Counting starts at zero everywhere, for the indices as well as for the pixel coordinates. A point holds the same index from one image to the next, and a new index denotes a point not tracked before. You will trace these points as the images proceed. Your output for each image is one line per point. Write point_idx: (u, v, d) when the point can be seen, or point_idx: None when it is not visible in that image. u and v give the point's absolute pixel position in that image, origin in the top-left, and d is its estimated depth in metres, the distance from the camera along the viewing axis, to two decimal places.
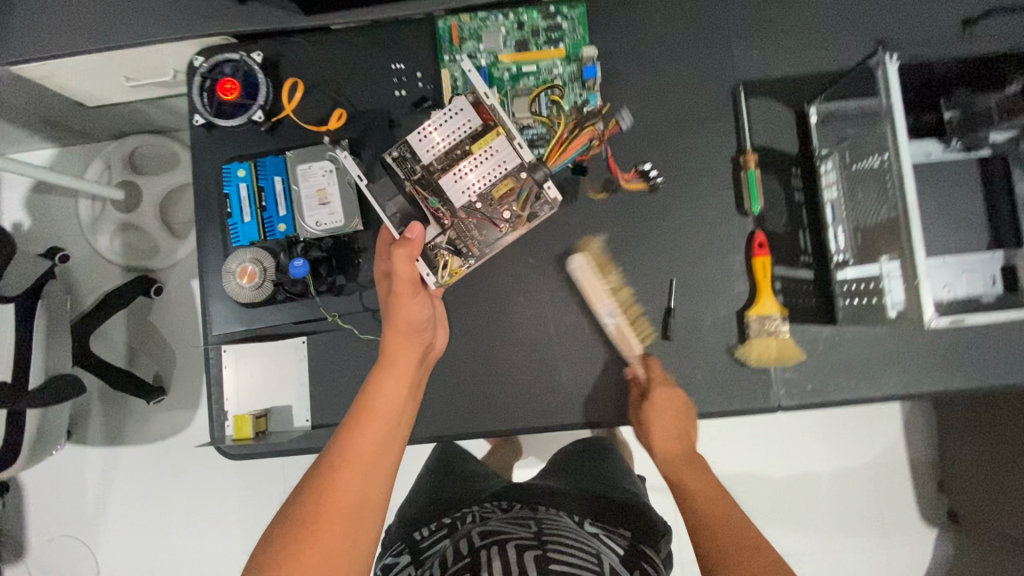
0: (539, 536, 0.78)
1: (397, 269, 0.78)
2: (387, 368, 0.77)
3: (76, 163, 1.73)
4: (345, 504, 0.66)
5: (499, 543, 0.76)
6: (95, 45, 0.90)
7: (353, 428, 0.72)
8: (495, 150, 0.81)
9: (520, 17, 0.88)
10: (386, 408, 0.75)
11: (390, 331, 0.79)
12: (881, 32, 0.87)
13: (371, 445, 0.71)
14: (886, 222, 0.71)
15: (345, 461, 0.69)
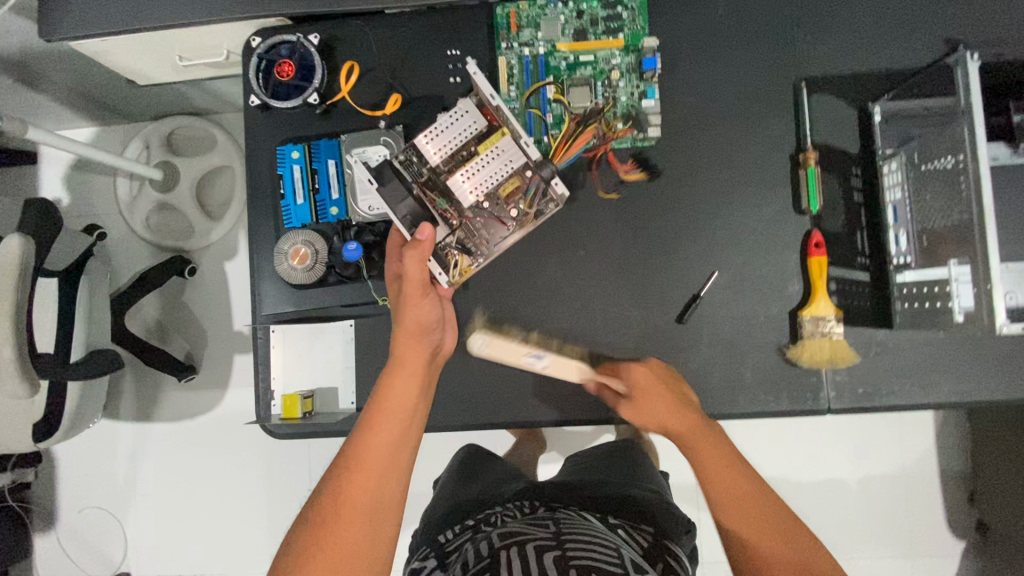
0: (558, 536, 0.71)
1: (407, 271, 0.77)
2: (400, 367, 0.77)
3: (115, 142, 1.75)
4: (362, 503, 0.68)
5: (517, 544, 0.69)
6: (155, 22, 0.90)
7: (366, 429, 0.73)
8: (501, 150, 0.80)
9: (579, 5, 0.87)
10: (397, 408, 0.75)
11: (400, 330, 0.79)
12: (952, 30, 0.85)
13: (386, 446, 0.72)
14: (957, 224, 0.70)
15: (359, 463, 0.70)
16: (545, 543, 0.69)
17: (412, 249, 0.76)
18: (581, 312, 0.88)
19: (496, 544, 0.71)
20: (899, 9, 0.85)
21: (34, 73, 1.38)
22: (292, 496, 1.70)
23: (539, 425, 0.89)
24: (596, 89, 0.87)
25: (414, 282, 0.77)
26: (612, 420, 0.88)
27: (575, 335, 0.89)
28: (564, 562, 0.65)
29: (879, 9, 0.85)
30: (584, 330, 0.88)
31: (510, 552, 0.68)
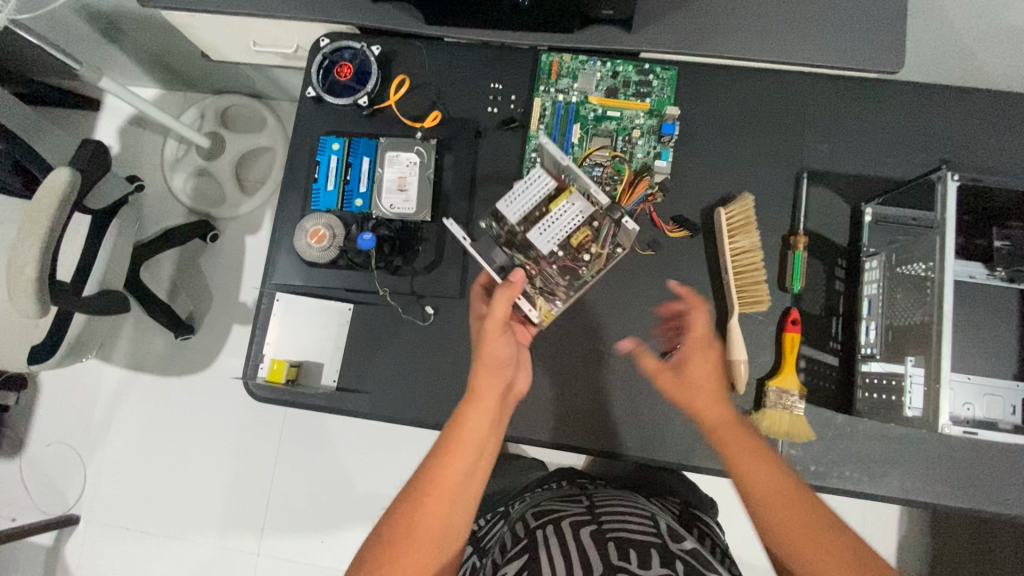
0: (592, 511, 0.84)
1: (493, 308, 0.80)
2: (479, 401, 0.75)
3: (175, 106, 1.88)
4: (430, 534, 0.66)
5: (554, 522, 0.81)
6: (243, 10, 1.02)
7: (442, 458, 0.70)
8: (573, 203, 0.87)
9: (616, 67, 0.97)
10: (474, 438, 0.72)
11: (483, 363, 0.78)
12: (948, 154, 0.93)
13: (461, 479, 0.70)
14: (919, 324, 0.76)
15: (432, 493, 0.68)
16: (579, 518, 0.81)
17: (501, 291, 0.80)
18: (563, 341, 0.94)
19: (533, 524, 0.82)
20: (902, 127, 0.94)
21: (122, 31, 1.52)
22: (256, 471, 1.72)
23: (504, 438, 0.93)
24: (616, 143, 0.96)
25: (496, 319, 0.80)
26: (573, 448, 0.92)
27: (555, 361, 0.94)
28: (599, 529, 0.78)
29: (884, 122, 0.94)
30: (564, 357, 0.93)
31: (547, 529, 0.79)
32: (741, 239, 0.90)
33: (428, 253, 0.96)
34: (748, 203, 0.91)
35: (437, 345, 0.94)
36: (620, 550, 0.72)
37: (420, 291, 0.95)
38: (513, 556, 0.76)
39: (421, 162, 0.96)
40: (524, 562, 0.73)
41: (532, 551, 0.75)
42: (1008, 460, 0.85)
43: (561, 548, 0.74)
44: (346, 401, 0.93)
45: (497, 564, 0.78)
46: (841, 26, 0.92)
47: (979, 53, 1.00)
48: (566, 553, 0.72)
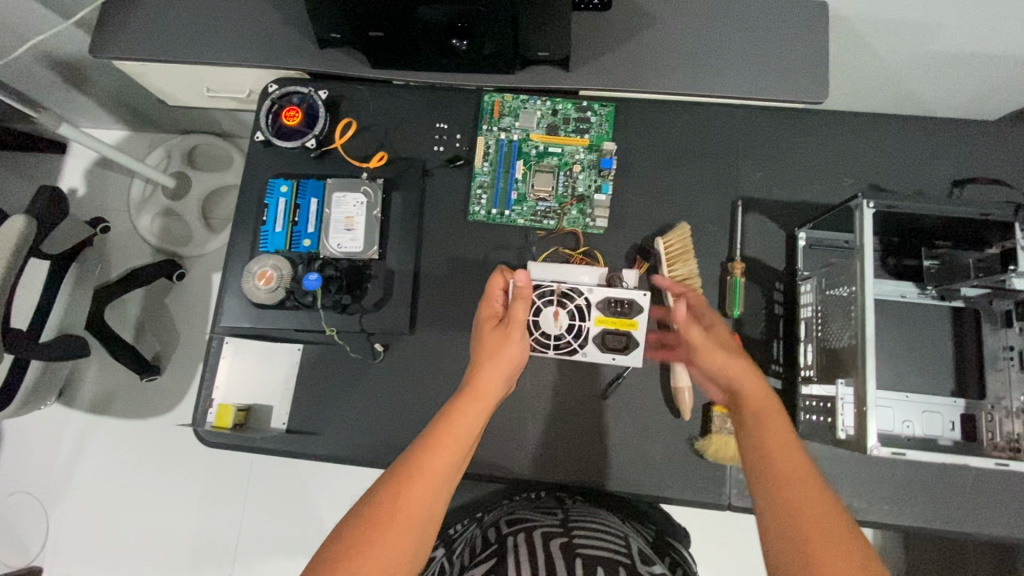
0: (566, 524, 0.83)
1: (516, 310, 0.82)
2: (476, 396, 0.76)
3: (141, 147, 1.90)
4: (411, 521, 0.64)
5: (526, 531, 0.81)
6: (194, 59, 1.05)
7: (428, 448, 0.70)
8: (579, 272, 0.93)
9: (556, 105, 1.01)
10: (466, 435, 0.72)
11: (490, 360, 0.79)
12: (876, 178, 0.97)
13: (446, 469, 0.69)
14: (847, 346, 0.79)
15: (419, 478, 0.67)
16: (551, 530, 0.81)
17: (517, 297, 0.84)
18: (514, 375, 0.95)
19: (504, 531, 0.83)
20: (831, 153, 0.98)
21: (86, 78, 1.54)
22: (224, 513, 1.69)
23: None
24: (558, 178, 0.98)
25: (518, 319, 0.83)
26: (525, 481, 0.92)
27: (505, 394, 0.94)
28: (569, 544, 0.77)
29: (813, 150, 0.98)
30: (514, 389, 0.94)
31: (518, 538, 0.80)
32: (679, 267, 0.93)
33: (376, 291, 0.97)
34: (685, 233, 0.94)
35: (388, 382, 0.95)
36: (586, 567, 0.71)
37: (370, 329, 0.96)
38: (481, 560, 0.77)
39: (368, 201, 0.97)
40: (491, 565, 0.74)
41: (500, 557, 0.76)
42: (953, 478, 0.86)
43: (528, 557, 0.74)
44: (297, 443, 0.93)
45: (465, 566, 0.79)
46: (768, 60, 0.96)
47: (906, 78, 1.05)
48: (533, 560, 0.73)
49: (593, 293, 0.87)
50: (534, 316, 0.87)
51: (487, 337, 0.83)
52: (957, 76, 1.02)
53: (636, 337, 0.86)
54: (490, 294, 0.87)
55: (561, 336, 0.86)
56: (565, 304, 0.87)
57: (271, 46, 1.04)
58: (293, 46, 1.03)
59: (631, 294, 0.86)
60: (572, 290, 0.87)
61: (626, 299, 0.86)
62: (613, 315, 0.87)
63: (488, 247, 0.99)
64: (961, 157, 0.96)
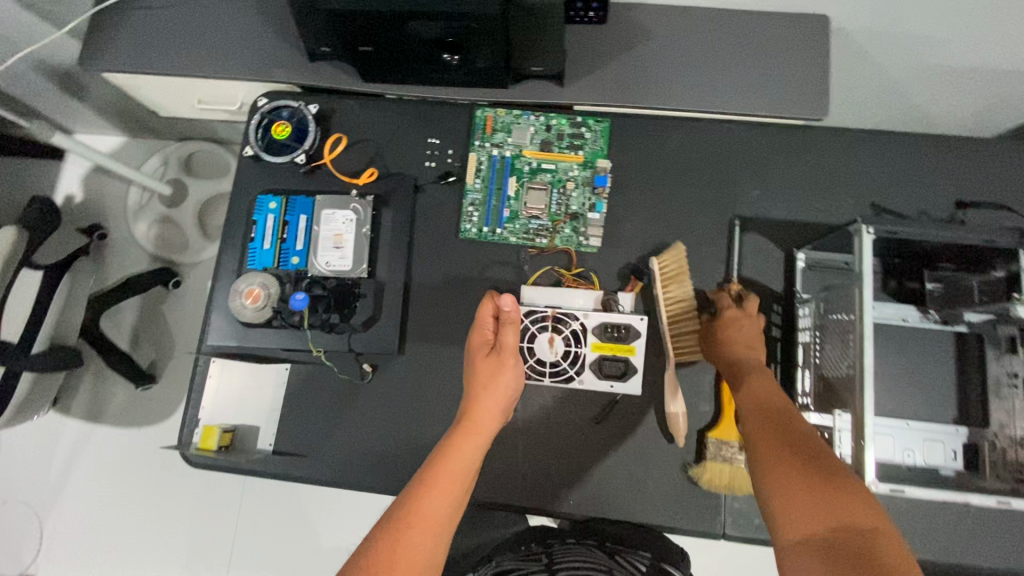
0: (550, 566, 0.77)
1: (504, 338, 0.84)
2: (471, 431, 0.78)
3: (139, 154, 1.89)
4: (411, 566, 0.64)
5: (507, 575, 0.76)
6: (184, 72, 1.04)
7: (424, 489, 0.71)
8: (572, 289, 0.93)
9: (550, 120, 0.99)
10: (457, 470, 0.73)
11: (479, 391, 0.81)
12: (878, 197, 0.94)
13: (444, 510, 0.70)
14: (846, 376, 0.76)
15: (416, 521, 0.68)
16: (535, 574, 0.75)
17: (505, 323, 0.84)
18: None
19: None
20: (833, 173, 0.95)
21: (82, 86, 1.53)
22: (219, 524, 1.68)
23: None
24: (552, 195, 0.96)
25: (509, 346, 0.84)
26: (515, 508, 0.90)
27: None
28: None
29: (814, 168, 0.96)
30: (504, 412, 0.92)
31: None
32: (674, 288, 0.91)
33: (365, 310, 0.94)
34: (680, 252, 0.92)
35: (377, 403, 0.93)
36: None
37: (358, 349, 0.94)
38: None
39: (358, 218, 0.96)
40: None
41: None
42: (955, 509, 0.84)
43: None
44: (283, 465, 0.91)
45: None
46: (766, 75, 0.94)
47: (909, 94, 1.02)
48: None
49: (589, 319, 0.89)
50: (529, 343, 0.90)
51: (479, 366, 0.84)
52: (961, 91, 0.99)
53: (634, 362, 0.88)
54: (479, 322, 0.87)
55: (558, 363, 0.89)
56: (561, 331, 0.89)
57: (261, 59, 1.02)
58: (284, 59, 1.02)
59: (628, 320, 0.88)
60: (567, 316, 0.89)
61: (623, 325, 0.88)
62: (610, 341, 0.88)
63: (479, 265, 0.97)
64: (966, 176, 0.94)
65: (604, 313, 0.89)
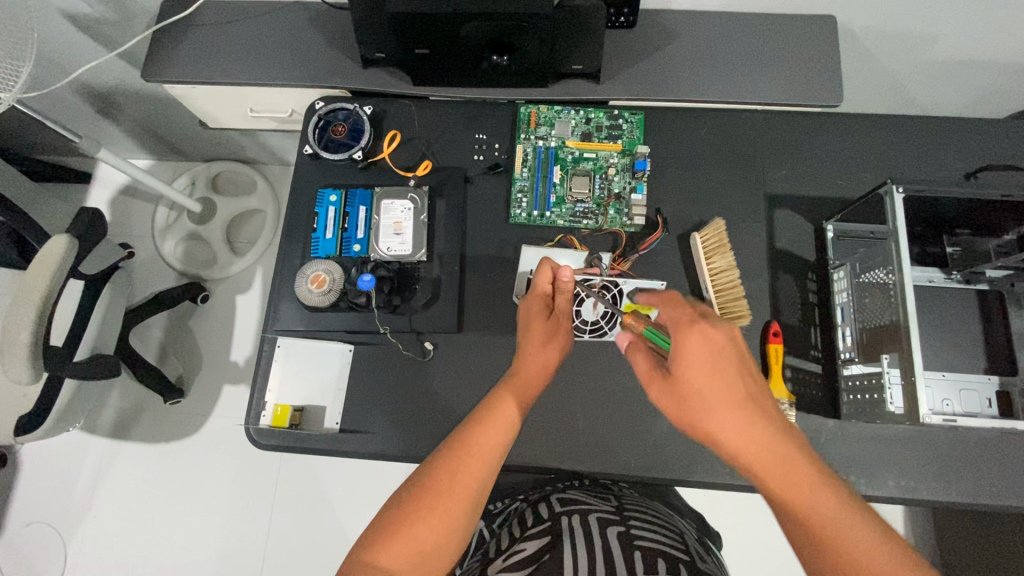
0: (620, 512, 0.84)
1: (559, 304, 0.91)
2: (521, 381, 0.84)
3: (166, 174, 1.94)
4: (465, 490, 0.71)
5: (580, 514, 0.82)
6: (243, 79, 1.10)
7: (482, 426, 0.77)
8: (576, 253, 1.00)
9: (588, 114, 1.06)
10: (510, 414, 0.79)
11: (530, 350, 0.88)
12: (894, 173, 1.03)
13: (494, 448, 0.75)
14: (889, 325, 0.84)
15: (472, 454, 0.74)
16: (607, 516, 0.82)
17: (563, 292, 0.91)
18: (564, 371, 0.97)
19: (557, 510, 0.85)
20: (851, 153, 1.04)
21: (119, 109, 1.58)
22: (252, 535, 1.66)
23: (509, 467, 0.94)
24: (594, 181, 1.04)
25: (564, 311, 0.91)
26: (578, 473, 0.94)
27: (556, 389, 0.96)
28: (623, 533, 0.78)
29: (833, 149, 1.05)
30: (562, 382, 0.97)
31: (575, 521, 0.81)
32: (717, 260, 0.97)
33: (425, 292, 1.00)
34: (720, 226, 0.98)
35: (439, 379, 0.98)
36: (647, 559, 0.72)
37: (420, 328, 0.99)
38: (536, 535, 0.80)
39: (415, 207, 1.02)
40: (546, 543, 0.77)
41: (555, 537, 0.78)
42: (996, 453, 0.89)
43: (585, 542, 0.75)
44: (351, 441, 0.95)
45: (516, 538, 0.82)
46: (788, 67, 1.02)
47: (907, 86, 1.13)
48: (591, 549, 0.74)
49: (626, 284, 0.96)
50: (576, 306, 0.95)
51: (535, 328, 0.89)
52: (953, 82, 1.10)
53: None
54: (538, 288, 0.92)
55: (598, 322, 0.95)
56: (603, 293, 0.95)
57: (317, 65, 1.09)
58: (338, 65, 1.09)
59: (655, 283, 0.97)
60: (608, 283, 0.96)
61: (651, 288, 0.96)
62: None
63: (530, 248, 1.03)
64: (971, 151, 1.03)
65: (636, 279, 0.96)
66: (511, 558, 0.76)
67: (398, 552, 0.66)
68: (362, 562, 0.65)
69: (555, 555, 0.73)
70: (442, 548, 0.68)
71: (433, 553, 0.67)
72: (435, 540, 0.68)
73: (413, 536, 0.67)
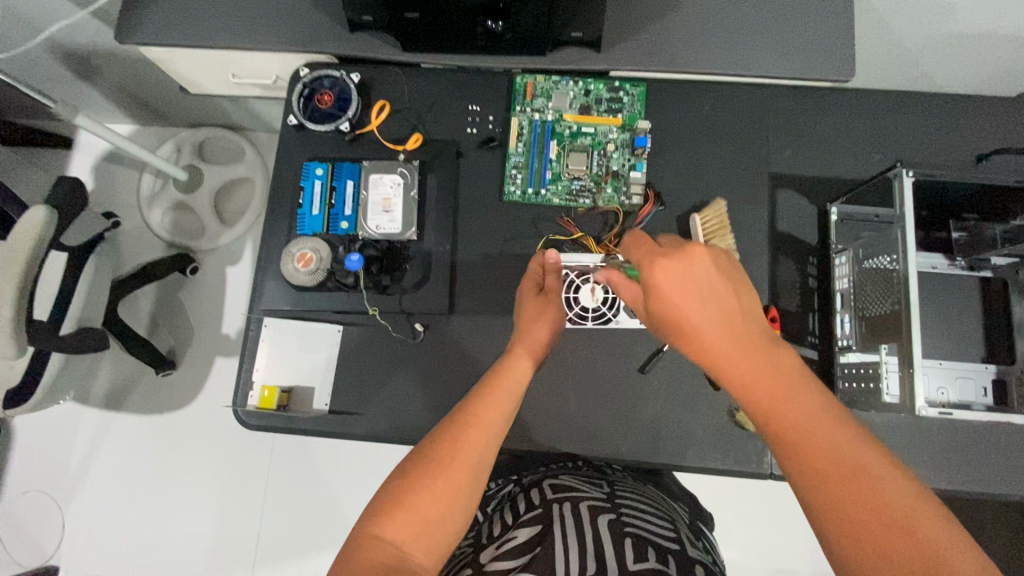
0: (612, 500, 0.83)
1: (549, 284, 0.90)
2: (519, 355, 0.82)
3: (150, 140, 1.87)
4: (467, 462, 0.69)
5: (571, 501, 0.82)
6: (223, 42, 1.03)
7: (482, 398, 0.75)
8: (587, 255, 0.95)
9: (587, 85, 1.01)
10: (509, 384, 0.78)
11: (524, 324, 0.87)
12: (904, 154, 0.99)
13: (496, 419, 0.74)
14: (890, 314, 0.81)
15: (473, 421, 0.72)
16: (599, 504, 0.81)
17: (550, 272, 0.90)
18: (557, 354, 0.95)
19: (549, 496, 0.84)
20: (860, 132, 1.00)
21: (97, 71, 1.50)
22: (247, 506, 1.68)
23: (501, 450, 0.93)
24: (592, 157, 0.99)
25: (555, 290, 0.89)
26: (568, 457, 0.93)
27: (549, 373, 0.95)
28: (615, 521, 0.78)
29: (842, 128, 1.00)
30: (555, 365, 0.95)
31: (567, 508, 0.80)
32: (717, 242, 0.93)
33: (415, 271, 0.97)
34: (721, 208, 0.95)
35: (429, 361, 0.96)
36: (636, 549, 0.72)
37: (410, 309, 0.97)
38: (528, 523, 0.79)
39: (404, 182, 0.98)
40: (537, 533, 0.76)
41: (546, 527, 0.77)
42: (987, 443, 0.89)
43: (576, 531, 0.75)
44: (341, 423, 0.94)
45: (509, 525, 0.82)
46: (800, 37, 0.96)
47: (921, 61, 1.08)
48: (581, 540, 0.73)
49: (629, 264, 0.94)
50: (573, 293, 0.94)
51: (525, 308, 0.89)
52: (970, 57, 1.04)
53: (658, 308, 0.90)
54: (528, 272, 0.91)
55: (598, 308, 0.93)
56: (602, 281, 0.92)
57: (301, 28, 1.02)
58: (324, 28, 1.02)
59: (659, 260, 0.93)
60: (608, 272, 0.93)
61: None
62: None
63: (524, 227, 1.00)
64: (983, 133, 0.99)
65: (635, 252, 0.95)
66: (502, 547, 0.76)
67: (403, 525, 0.64)
68: (367, 533, 0.64)
69: (546, 546, 0.73)
70: (445, 521, 0.66)
71: (436, 525, 0.65)
72: (438, 508, 0.66)
73: (415, 508, 0.65)
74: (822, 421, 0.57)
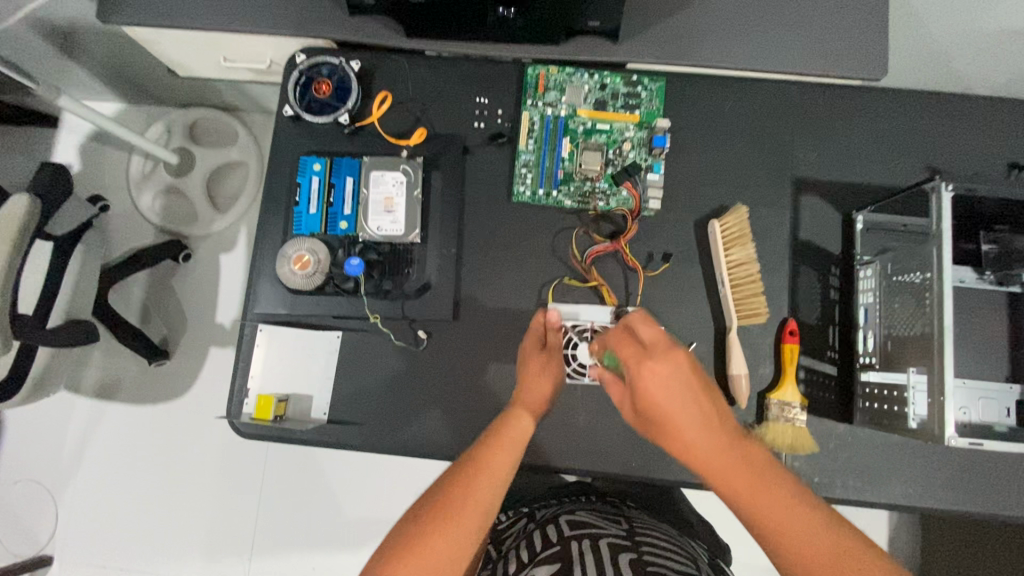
0: (631, 537, 0.82)
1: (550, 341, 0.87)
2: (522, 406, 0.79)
3: (139, 119, 1.78)
4: (478, 509, 0.66)
5: (590, 539, 0.80)
6: (212, 23, 0.96)
7: (489, 450, 0.72)
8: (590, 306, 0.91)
9: (604, 79, 0.95)
10: (517, 434, 0.74)
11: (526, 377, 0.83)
12: (935, 160, 0.94)
13: (506, 469, 0.70)
14: (918, 334, 0.77)
15: (481, 471, 0.69)
16: (618, 542, 0.79)
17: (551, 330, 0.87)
18: None
19: (566, 534, 0.82)
20: (890, 136, 0.95)
21: (81, 47, 1.41)
22: (244, 500, 1.66)
23: None
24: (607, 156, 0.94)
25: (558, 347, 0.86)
26: (576, 473, 0.90)
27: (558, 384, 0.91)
28: (636, 559, 0.75)
29: (871, 131, 0.95)
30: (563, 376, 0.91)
31: (587, 547, 0.78)
32: (736, 251, 0.90)
33: (418, 276, 0.93)
34: (743, 214, 0.91)
35: (433, 371, 0.92)
36: None
37: (412, 316, 0.92)
38: (545, 560, 0.77)
39: (408, 180, 0.92)
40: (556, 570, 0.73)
41: (565, 564, 0.74)
42: (1007, 466, 0.86)
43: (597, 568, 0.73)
44: (340, 434, 0.91)
45: (524, 563, 0.79)
46: (832, 32, 0.90)
47: (954, 60, 1.02)
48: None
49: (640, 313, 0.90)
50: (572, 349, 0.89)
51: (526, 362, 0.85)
52: (1007, 58, 0.98)
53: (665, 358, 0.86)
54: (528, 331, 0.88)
55: None
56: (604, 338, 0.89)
57: (298, 10, 0.95)
58: (322, 11, 0.95)
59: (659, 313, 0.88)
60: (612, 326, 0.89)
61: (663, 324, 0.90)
62: None
63: (533, 231, 0.95)
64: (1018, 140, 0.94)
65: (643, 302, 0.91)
66: None
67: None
68: None
69: None
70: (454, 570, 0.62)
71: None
72: (448, 561, 0.62)
73: (425, 556, 0.61)
74: (801, 509, 0.58)
